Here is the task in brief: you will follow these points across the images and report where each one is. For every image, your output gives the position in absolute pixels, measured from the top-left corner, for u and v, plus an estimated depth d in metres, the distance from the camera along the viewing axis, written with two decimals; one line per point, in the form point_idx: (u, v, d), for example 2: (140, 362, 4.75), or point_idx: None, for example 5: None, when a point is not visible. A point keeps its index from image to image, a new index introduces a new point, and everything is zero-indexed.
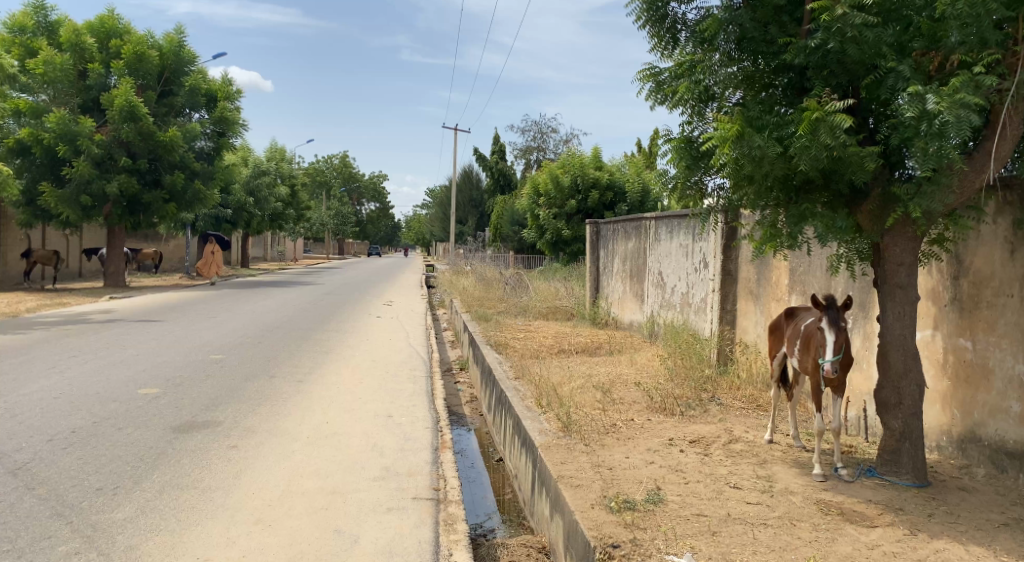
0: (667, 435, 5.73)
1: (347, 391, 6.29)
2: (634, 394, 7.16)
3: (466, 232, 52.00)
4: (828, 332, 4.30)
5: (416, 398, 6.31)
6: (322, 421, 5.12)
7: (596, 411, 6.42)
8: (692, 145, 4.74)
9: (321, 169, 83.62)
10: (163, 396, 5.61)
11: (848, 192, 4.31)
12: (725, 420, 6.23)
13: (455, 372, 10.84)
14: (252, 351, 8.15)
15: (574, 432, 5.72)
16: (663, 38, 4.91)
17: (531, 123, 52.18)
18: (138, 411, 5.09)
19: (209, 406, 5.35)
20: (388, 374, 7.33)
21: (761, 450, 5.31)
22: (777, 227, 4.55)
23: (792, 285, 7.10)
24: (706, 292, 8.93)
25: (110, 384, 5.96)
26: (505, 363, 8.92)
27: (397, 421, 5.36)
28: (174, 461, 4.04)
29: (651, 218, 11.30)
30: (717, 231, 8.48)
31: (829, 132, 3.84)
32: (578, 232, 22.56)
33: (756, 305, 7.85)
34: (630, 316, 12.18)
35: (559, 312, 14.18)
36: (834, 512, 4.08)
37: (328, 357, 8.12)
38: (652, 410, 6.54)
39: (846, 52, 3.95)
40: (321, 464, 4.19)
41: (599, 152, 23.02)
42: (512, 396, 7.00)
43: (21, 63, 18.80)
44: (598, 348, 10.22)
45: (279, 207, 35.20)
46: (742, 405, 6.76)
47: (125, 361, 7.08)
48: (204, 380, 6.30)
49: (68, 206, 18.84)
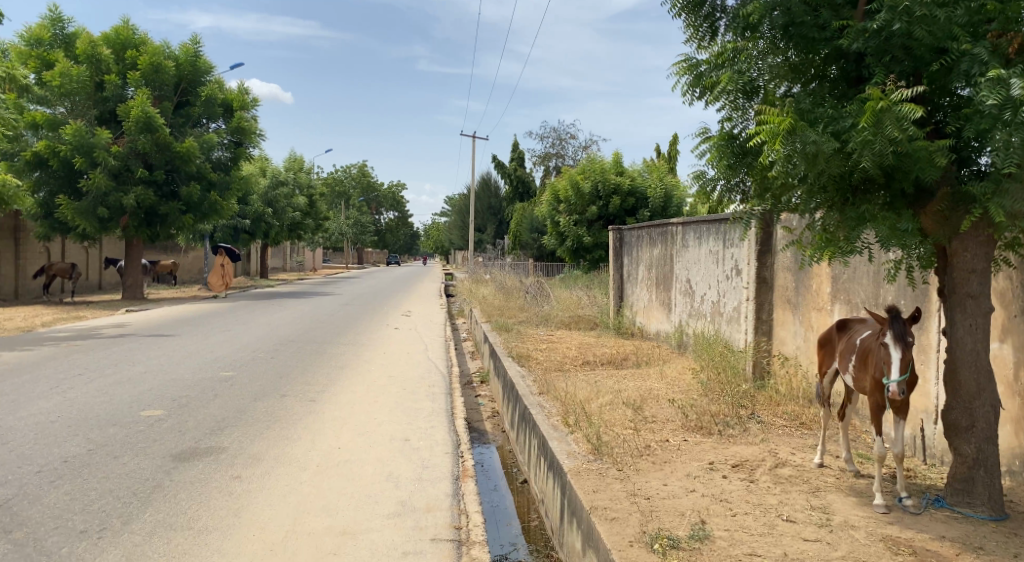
0: (707, 458, 5.28)
1: (361, 411, 5.91)
2: (667, 412, 6.72)
3: (485, 240, 51.75)
4: (893, 348, 3.82)
5: (434, 418, 5.93)
6: (334, 447, 4.75)
7: (628, 431, 5.99)
8: (735, 142, 4.31)
9: (340, 178, 84.00)
10: (166, 418, 5.27)
11: (911, 191, 3.85)
12: (768, 441, 5.76)
13: (475, 386, 10.44)
14: (265, 367, 7.83)
15: (605, 455, 5.30)
16: (700, 28, 4.54)
17: (550, 130, 51.71)
18: (137, 436, 4.75)
19: (214, 430, 5.00)
20: (407, 392, 6.96)
21: (812, 476, 4.84)
22: (832, 231, 4.09)
23: (835, 293, 6.64)
24: (739, 301, 8.48)
25: (111, 405, 5.63)
26: (528, 376, 8.52)
27: (415, 446, 4.98)
28: (170, 496, 3.69)
29: (678, 223, 10.86)
30: (751, 237, 8.03)
31: (895, 124, 3.40)
32: (599, 239, 22.10)
33: (794, 314, 7.38)
34: (656, 326, 11.73)
35: (583, 321, 13.76)
36: (905, 552, 3.61)
37: (343, 373, 7.77)
38: (687, 429, 6.09)
39: (912, 35, 3.51)
40: (330, 499, 3.80)
41: (620, 157, 22.61)
42: (537, 414, 6.59)
43: (38, 76, 18.82)
44: (625, 360, 9.80)
45: (298, 217, 35.18)
46: (784, 424, 6.29)
47: (132, 379, 6.78)
48: (211, 400, 5.97)
49: (85, 218, 18.79)
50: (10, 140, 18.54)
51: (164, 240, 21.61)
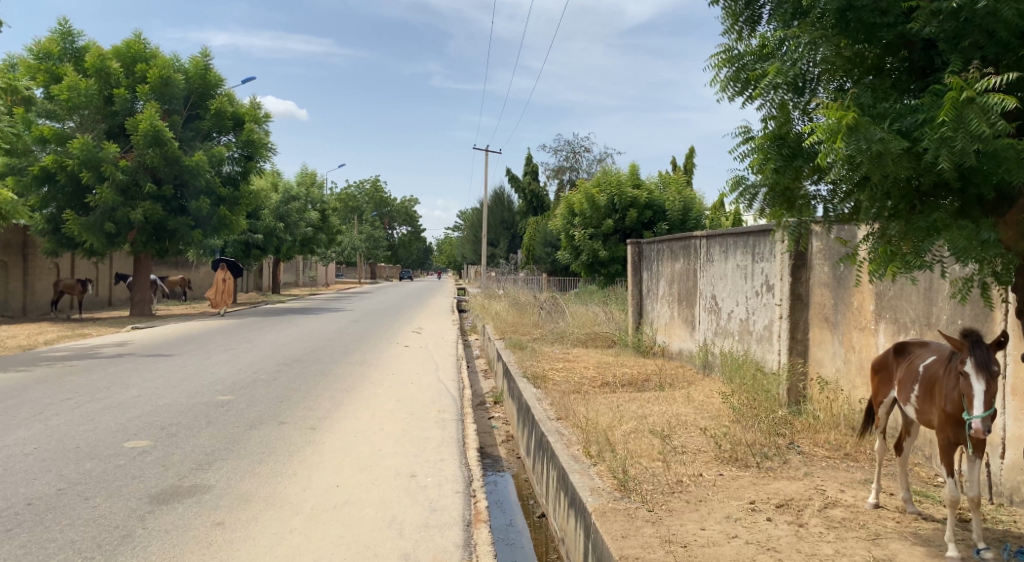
0: (747, 496, 4.74)
1: (365, 442, 5.44)
2: (698, 441, 6.17)
3: (498, 254, 51.30)
4: (975, 379, 3.28)
5: (444, 450, 5.44)
6: (332, 486, 4.27)
7: (656, 465, 5.46)
8: (784, 142, 3.77)
9: (353, 194, 84.13)
10: (150, 451, 4.81)
11: (990, 197, 3.30)
12: (811, 475, 5.21)
13: (489, 407, 9.94)
14: (266, 390, 7.38)
15: (633, 493, 4.79)
16: (739, 17, 4.07)
17: (564, 143, 51.37)
18: (115, 473, 4.30)
19: (201, 464, 4.54)
20: (416, 419, 6.48)
21: (869, 519, 4.27)
22: (896, 242, 3.56)
23: (880, 311, 6.12)
24: (771, 319, 7.97)
25: (93, 435, 5.19)
26: (545, 399, 7.99)
27: (422, 483, 4.49)
28: (138, 549, 3.21)
29: (701, 237, 10.36)
30: (784, 250, 7.52)
31: (981, 117, 2.88)
32: (615, 254, 21.57)
33: (833, 334, 6.85)
34: (679, 344, 11.19)
35: (599, 339, 13.14)
36: None
37: (348, 397, 7.30)
38: (721, 461, 5.56)
39: (998, 14, 3.00)
40: (322, 553, 3.31)
41: (636, 169, 22.10)
42: (556, 443, 6.08)
43: (47, 90, 18.67)
44: (647, 382, 9.26)
45: (309, 232, 34.99)
46: (827, 455, 5.74)
47: (123, 404, 6.35)
48: (203, 429, 5.51)
49: (92, 233, 18.53)
50: (19, 155, 18.36)
51: (172, 255, 21.35)
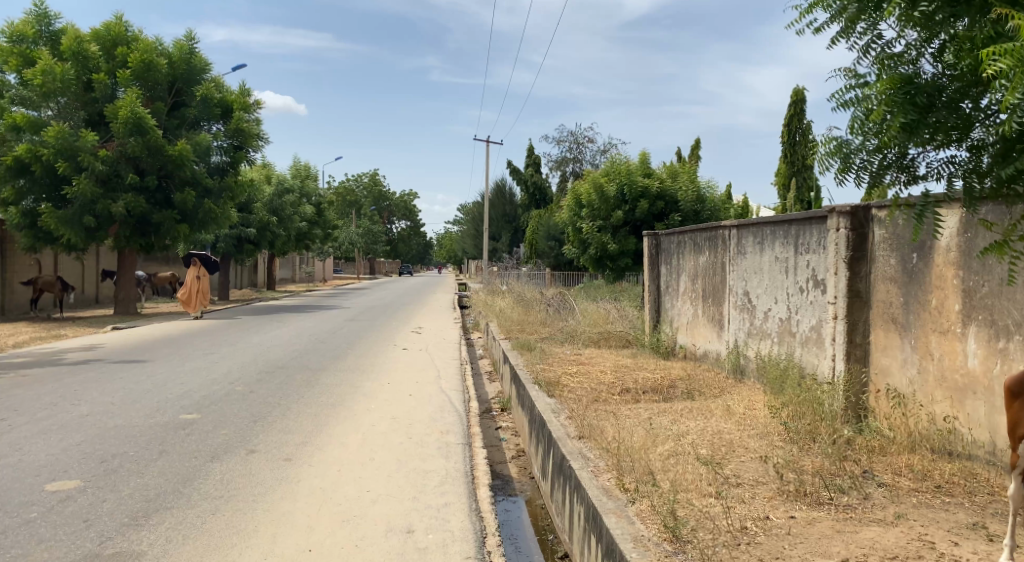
0: (836, 552, 3.70)
1: (352, 478, 4.45)
2: (753, 469, 5.16)
3: (500, 248, 50.31)
4: None
5: (449, 487, 4.45)
6: (304, 551, 3.26)
7: (711, 504, 4.44)
8: (914, 87, 2.88)
9: (349, 189, 83.13)
10: (76, 497, 3.77)
11: None
12: (906, 518, 4.18)
13: (495, 416, 8.92)
14: (241, 406, 6.37)
15: (689, 548, 3.77)
16: None
17: (567, 133, 50.50)
18: (20, 533, 3.28)
19: (136, 519, 3.52)
20: (415, 445, 5.47)
21: None
22: None
23: (969, 311, 5.10)
24: (820, 319, 6.95)
25: (11, 473, 4.17)
26: (562, 410, 6.95)
27: (421, 544, 3.48)
28: None
29: (729, 227, 9.31)
30: (839, 240, 6.48)
31: None
32: (624, 247, 20.52)
33: (902, 338, 5.83)
34: (704, 345, 10.18)
35: (613, 338, 12.13)
36: None
37: (335, 414, 6.29)
38: (787, 497, 4.55)
39: None
40: None
41: (646, 158, 20.98)
42: (581, 470, 5.04)
43: (20, 75, 17.58)
44: (672, 388, 8.26)
45: (304, 225, 33.96)
46: (914, 487, 4.71)
47: (65, 427, 5.32)
48: (154, 462, 4.48)
49: (69, 227, 17.45)
50: None
51: (158, 251, 20.35)
